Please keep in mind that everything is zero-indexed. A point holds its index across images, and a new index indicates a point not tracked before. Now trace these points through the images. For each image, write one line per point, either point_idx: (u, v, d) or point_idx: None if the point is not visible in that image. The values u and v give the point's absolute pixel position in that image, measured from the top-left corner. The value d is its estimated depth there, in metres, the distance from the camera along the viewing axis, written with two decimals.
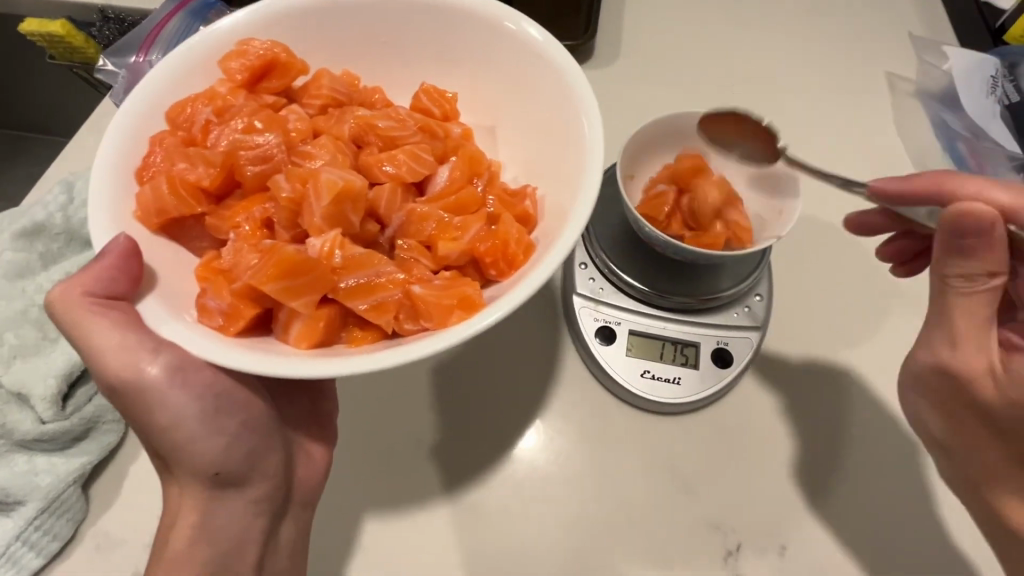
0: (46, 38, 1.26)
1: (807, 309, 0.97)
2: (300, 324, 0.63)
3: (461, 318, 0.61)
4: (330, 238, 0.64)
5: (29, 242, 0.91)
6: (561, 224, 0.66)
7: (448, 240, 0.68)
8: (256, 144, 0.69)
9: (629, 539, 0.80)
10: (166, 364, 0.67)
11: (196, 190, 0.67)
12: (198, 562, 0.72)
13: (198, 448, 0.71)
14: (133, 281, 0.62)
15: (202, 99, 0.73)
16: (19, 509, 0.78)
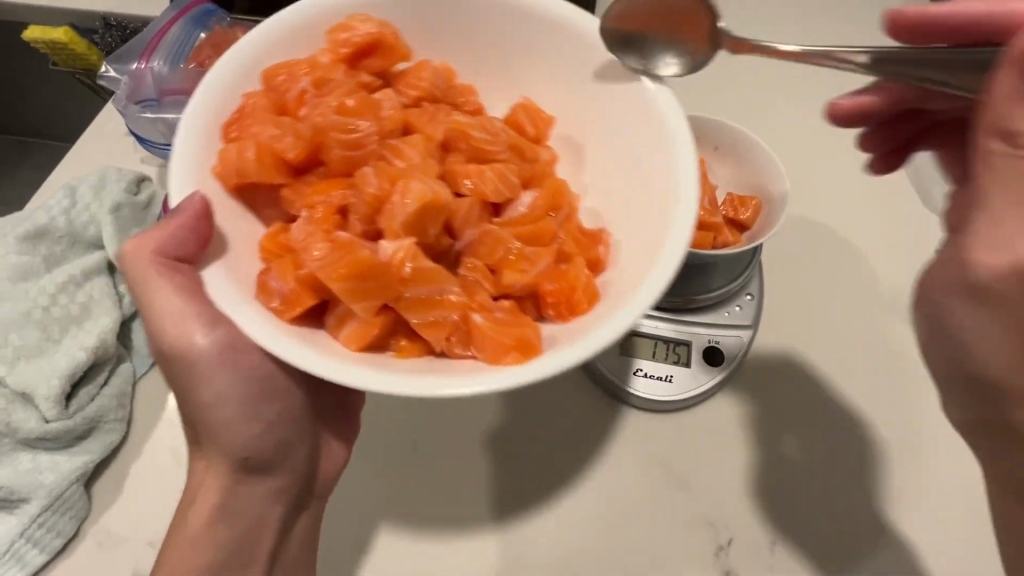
0: (48, 46, 1.27)
1: (799, 309, 0.98)
2: (354, 325, 0.62)
3: (515, 361, 0.60)
4: (404, 246, 0.62)
5: (33, 245, 0.93)
6: (637, 281, 0.63)
7: (515, 272, 0.67)
8: (353, 128, 0.67)
9: (622, 535, 0.82)
10: (219, 341, 0.71)
11: (279, 160, 0.66)
12: (215, 544, 0.75)
13: (234, 430, 0.75)
14: (201, 243, 0.63)
15: (305, 67, 0.72)
16: (23, 506, 0.79)
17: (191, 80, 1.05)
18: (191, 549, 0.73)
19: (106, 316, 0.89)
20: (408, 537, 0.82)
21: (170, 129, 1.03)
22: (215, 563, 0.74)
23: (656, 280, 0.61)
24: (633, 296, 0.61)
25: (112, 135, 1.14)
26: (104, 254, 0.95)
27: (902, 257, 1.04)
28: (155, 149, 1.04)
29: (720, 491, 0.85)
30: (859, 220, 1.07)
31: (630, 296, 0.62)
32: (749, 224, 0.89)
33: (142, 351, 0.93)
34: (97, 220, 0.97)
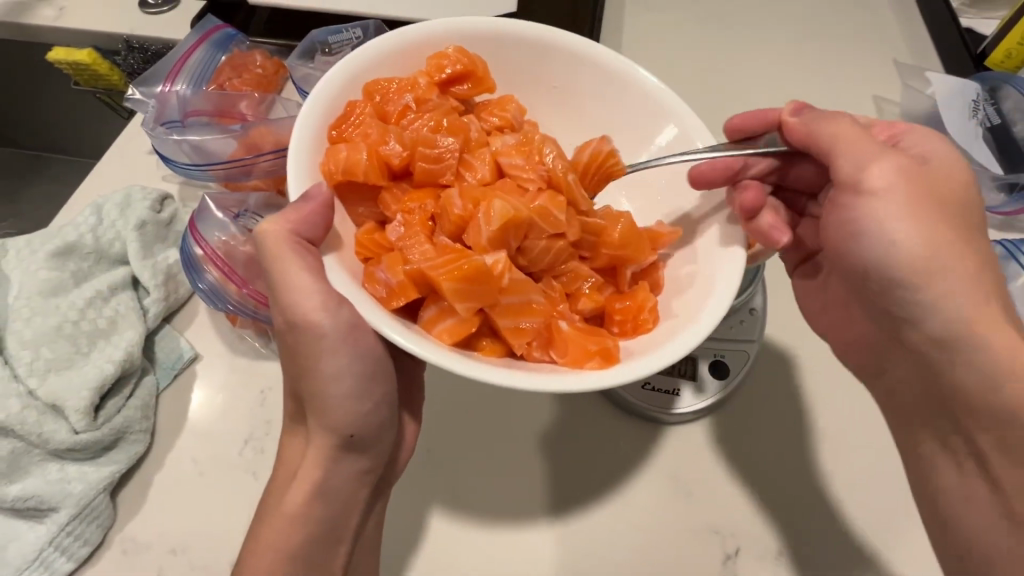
0: (72, 66, 1.35)
1: (797, 323, 1.02)
2: (451, 322, 0.67)
3: (598, 366, 0.66)
4: (503, 258, 0.68)
5: (62, 261, 0.96)
6: (705, 299, 0.70)
7: (589, 297, 0.76)
8: (449, 146, 0.75)
9: (632, 543, 0.84)
10: (344, 321, 0.72)
11: (383, 165, 0.73)
12: (311, 521, 0.76)
13: (344, 408, 0.76)
14: (324, 228, 0.70)
15: (405, 86, 0.79)
16: (52, 515, 0.82)
17: (213, 102, 1.10)
18: (280, 527, 0.75)
19: (131, 330, 0.93)
20: (423, 544, 0.84)
21: (195, 149, 1.04)
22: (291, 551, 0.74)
23: (726, 293, 0.69)
24: (696, 321, 0.68)
25: (133, 155, 1.18)
26: (129, 270, 0.99)
27: None
28: (178, 168, 1.04)
29: (727, 499, 0.87)
30: None
31: (703, 306, 0.69)
32: (750, 243, 0.85)
33: (165, 364, 0.96)
34: (122, 238, 1.00)
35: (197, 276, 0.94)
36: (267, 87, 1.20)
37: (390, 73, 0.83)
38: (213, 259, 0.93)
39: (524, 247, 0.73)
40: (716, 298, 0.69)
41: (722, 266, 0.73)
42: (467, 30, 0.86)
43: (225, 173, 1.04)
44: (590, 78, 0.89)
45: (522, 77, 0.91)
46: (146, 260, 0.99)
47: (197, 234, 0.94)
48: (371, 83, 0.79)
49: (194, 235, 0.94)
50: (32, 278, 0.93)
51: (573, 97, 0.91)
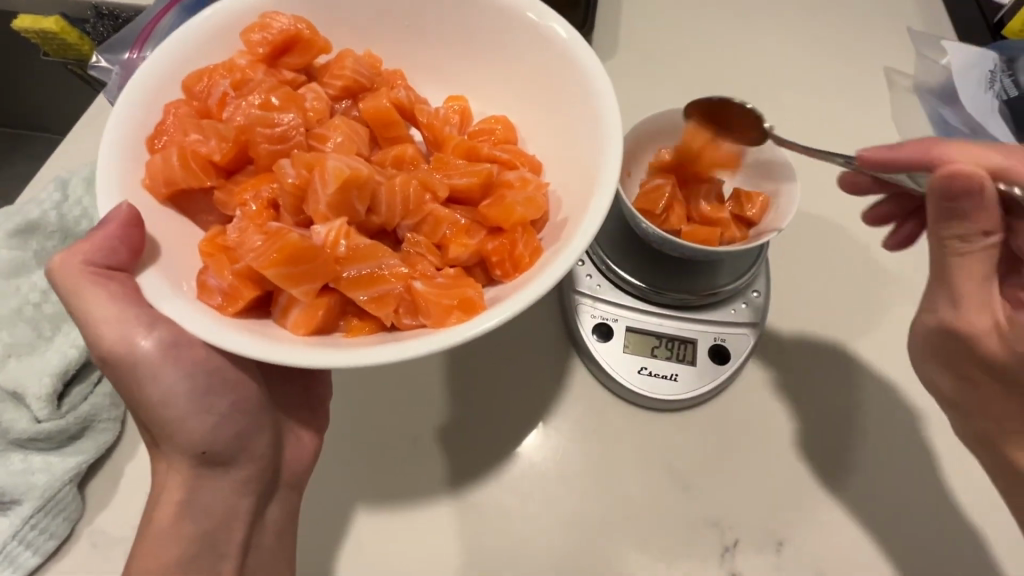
0: (39, 35, 1.24)
1: (805, 303, 0.95)
2: (298, 310, 0.61)
3: (460, 320, 0.59)
4: (335, 228, 0.63)
5: (24, 240, 0.90)
6: (570, 233, 0.63)
7: (457, 243, 0.68)
8: (277, 123, 0.68)
9: (625, 535, 0.80)
10: (158, 341, 0.67)
11: (206, 164, 0.66)
12: (185, 541, 0.71)
13: (186, 424, 0.71)
14: (134, 252, 0.63)
15: (220, 70, 0.72)
16: (14, 508, 0.78)
17: None
18: (161, 545, 0.70)
19: None
20: (402, 538, 0.80)
21: None
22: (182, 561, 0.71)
23: (595, 217, 0.62)
24: (570, 242, 0.62)
25: (103, 127, 1.11)
26: None
27: (912, 246, 1.00)
28: None
29: (727, 489, 0.83)
30: (865, 213, 1.03)
31: (568, 240, 0.62)
32: (756, 220, 0.85)
33: None
34: (88, 215, 0.94)
35: None
36: None
37: (211, 60, 0.76)
38: None
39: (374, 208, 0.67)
40: (577, 235, 0.62)
41: (588, 204, 0.65)
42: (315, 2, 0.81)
43: None
44: (472, 36, 0.83)
45: (409, 58, 0.86)
46: None
47: None
48: (185, 77, 0.73)
49: None
50: None
51: (460, 61, 0.85)
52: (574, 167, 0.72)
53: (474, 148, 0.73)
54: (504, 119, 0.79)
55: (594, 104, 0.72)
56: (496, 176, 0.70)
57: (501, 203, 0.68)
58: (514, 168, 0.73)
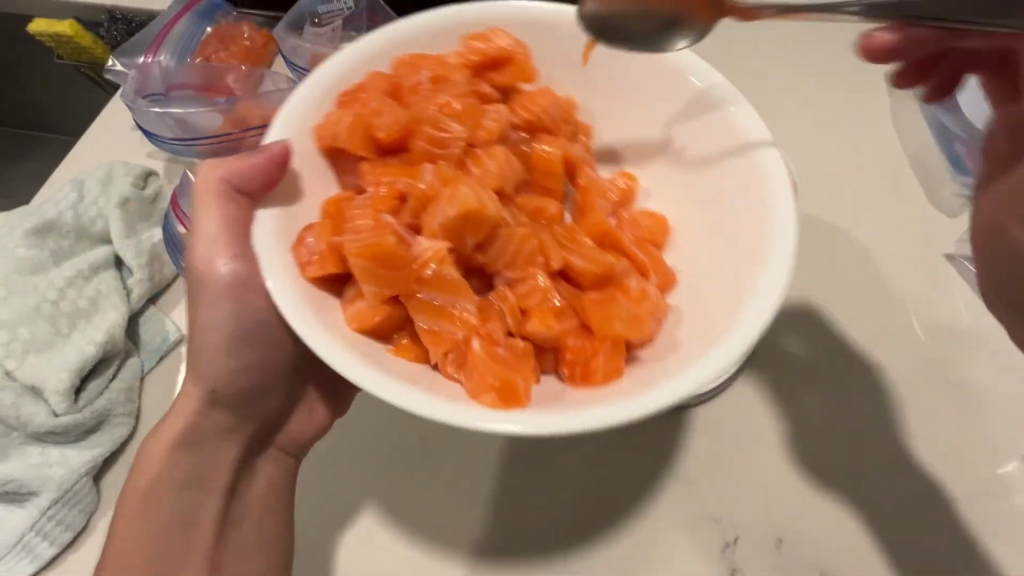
0: (53, 38, 1.28)
1: (804, 305, 0.97)
2: (362, 305, 0.62)
3: (493, 403, 0.58)
4: (437, 252, 0.62)
5: (41, 239, 0.93)
6: (665, 377, 0.60)
7: (542, 319, 0.64)
8: (445, 129, 0.69)
9: (627, 531, 0.82)
10: (236, 275, 0.73)
11: (368, 135, 0.68)
12: (175, 470, 0.77)
13: (212, 360, 0.76)
14: (265, 185, 0.67)
15: (431, 62, 0.76)
16: (33, 499, 0.80)
17: (200, 75, 1.06)
18: (156, 459, 0.77)
19: (113, 310, 0.90)
20: (409, 532, 0.81)
21: (179, 124, 1.00)
22: (169, 480, 0.76)
23: (704, 371, 0.59)
24: (664, 386, 0.58)
25: (116, 130, 1.13)
26: (112, 248, 0.95)
27: (911, 250, 1.02)
28: (167, 145, 1.00)
29: (728, 487, 0.84)
30: (865, 217, 1.05)
31: (667, 381, 0.59)
32: None
33: (150, 346, 0.92)
34: (104, 215, 0.96)
35: (179, 254, 0.94)
36: (255, 59, 1.16)
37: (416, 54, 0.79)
38: None
39: (484, 246, 0.66)
40: (679, 378, 0.59)
41: (716, 340, 0.61)
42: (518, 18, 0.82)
43: (211, 149, 1.00)
44: (647, 73, 0.82)
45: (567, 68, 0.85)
46: (128, 239, 0.95)
47: (178, 211, 0.93)
48: (399, 57, 0.77)
49: (178, 212, 0.93)
50: (11, 255, 0.91)
51: (626, 92, 0.84)
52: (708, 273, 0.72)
53: (611, 234, 0.72)
54: (664, 219, 0.78)
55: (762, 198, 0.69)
56: (618, 274, 0.68)
57: (608, 306, 0.66)
58: (647, 276, 0.72)
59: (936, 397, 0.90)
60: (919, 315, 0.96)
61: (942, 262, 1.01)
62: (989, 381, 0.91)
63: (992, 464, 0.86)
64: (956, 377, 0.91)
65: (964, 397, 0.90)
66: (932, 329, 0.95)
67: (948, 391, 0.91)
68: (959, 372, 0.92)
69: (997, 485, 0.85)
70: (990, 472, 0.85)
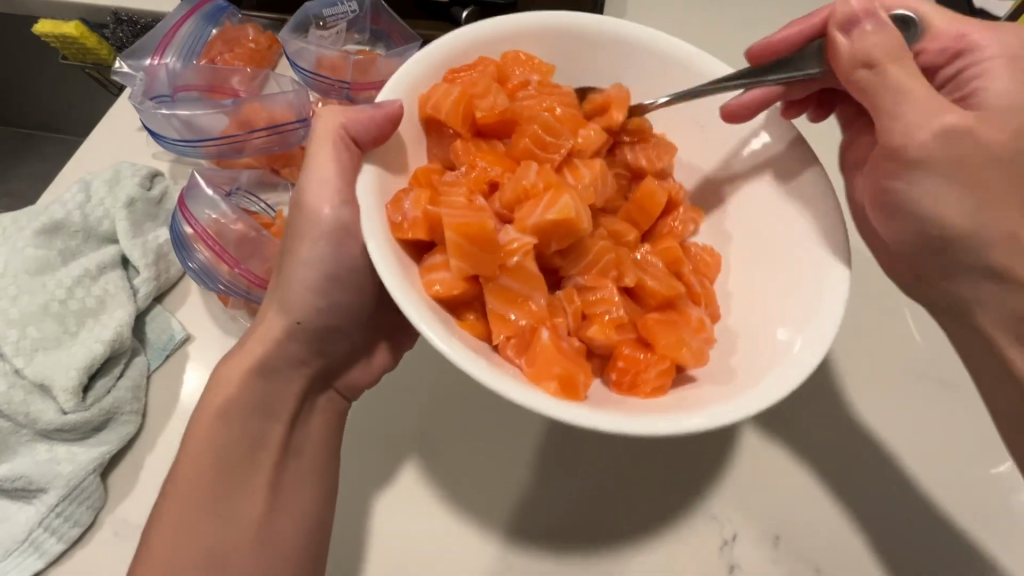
0: (59, 40, 1.28)
1: None
2: (443, 274, 0.63)
3: (553, 390, 0.59)
4: (526, 244, 0.63)
5: (49, 239, 0.94)
6: (727, 395, 0.61)
7: (603, 327, 0.66)
8: (553, 131, 0.71)
9: (629, 528, 0.83)
10: (342, 220, 0.74)
11: (468, 113, 0.70)
12: (246, 396, 0.76)
13: (303, 292, 0.78)
14: (375, 140, 0.68)
15: (538, 66, 0.77)
16: (41, 496, 0.81)
17: (204, 77, 1.07)
18: (229, 387, 0.76)
19: (121, 310, 0.91)
20: (413, 529, 0.82)
21: (186, 125, 1.00)
22: (247, 404, 0.76)
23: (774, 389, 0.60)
24: (722, 404, 0.59)
25: (121, 130, 1.14)
26: (118, 248, 0.96)
27: None
28: (173, 146, 0.99)
29: (728, 486, 0.86)
30: None
31: (729, 398, 0.60)
32: None
33: (157, 344, 0.93)
34: (111, 215, 0.97)
35: (187, 255, 0.93)
36: (260, 62, 1.18)
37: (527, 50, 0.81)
38: (204, 238, 0.92)
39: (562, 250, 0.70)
40: (746, 397, 0.59)
41: (777, 370, 0.62)
42: (616, 42, 0.82)
43: (217, 150, 1.01)
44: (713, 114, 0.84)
45: (654, 78, 0.83)
46: (136, 239, 0.96)
47: (187, 212, 0.94)
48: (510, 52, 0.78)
49: (185, 213, 0.93)
50: (19, 255, 0.92)
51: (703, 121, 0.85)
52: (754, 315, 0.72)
53: (677, 261, 0.73)
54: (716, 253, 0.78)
55: (812, 242, 0.71)
56: (680, 301, 0.70)
57: (675, 332, 0.66)
58: (698, 305, 0.72)
59: (930, 398, 0.91)
60: (915, 315, 0.98)
61: None
62: None
63: (986, 463, 0.87)
64: (950, 377, 0.93)
65: (959, 397, 0.91)
66: (927, 329, 0.97)
67: (943, 392, 0.92)
68: (954, 371, 0.93)
69: (991, 484, 0.86)
70: (984, 471, 0.87)
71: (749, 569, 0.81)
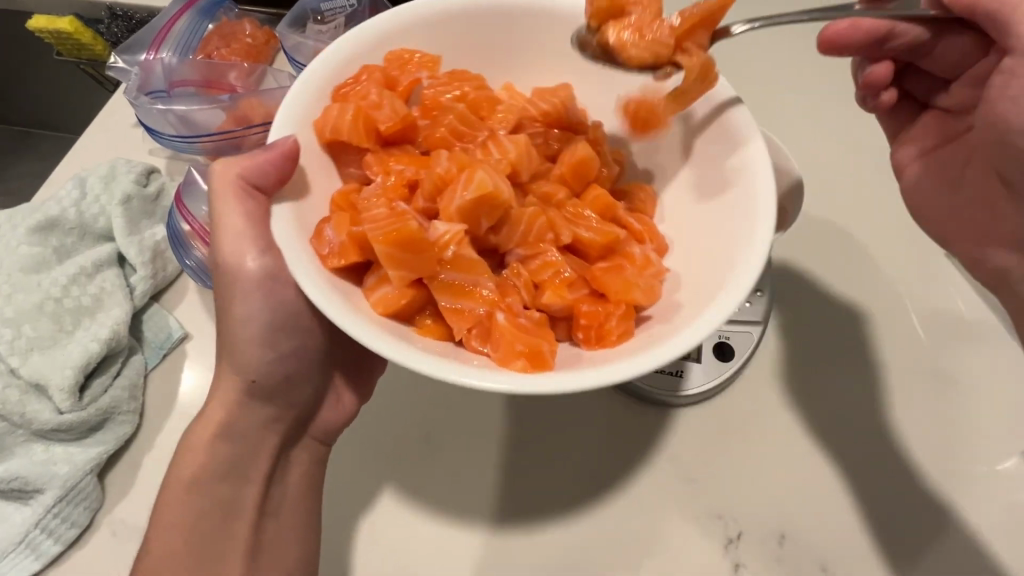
0: (53, 35, 1.26)
1: (806, 302, 0.97)
2: (387, 290, 0.62)
3: (522, 368, 0.58)
4: (455, 232, 0.63)
5: (44, 236, 0.93)
6: (690, 314, 0.61)
7: (555, 291, 0.66)
8: (471, 129, 0.73)
9: (632, 524, 0.82)
10: (265, 270, 0.74)
11: (371, 128, 0.69)
12: (215, 461, 0.77)
13: (250, 351, 0.77)
14: (279, 181, 0.66)
15: (423, 63, 0.75)
16: (38, 497, 0.80)
17: (201, 72, 1.06)
18: (197, 456, 0.77)
19: (117, 308, 0.89)
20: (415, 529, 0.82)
21: (181, 120, 0.99)
22: (213, 471, 0.77)
23: (733, 293, 0.59)
24: (684, 328, 0.59)
25: (117, 127, 1.13)
26: (114, 246, 0.95)
27: (911, 245, 1.02)
28: (168, 142, 0.99)
29: (733, 484, 0.85)
30: (864, 213, 1.05)
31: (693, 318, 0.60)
32: None
33: (154, 343, 0.92)
34: (106, 212, 0.96)
35: (184, 252, 0.93)
36: (256, 57, 1.16)
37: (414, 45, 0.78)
38: (200, 235, 0.92)
39: (494, 227, 0.68)
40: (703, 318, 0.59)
41: (720, 287, 0.61)
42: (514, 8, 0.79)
43: (214, 146, 1.00)
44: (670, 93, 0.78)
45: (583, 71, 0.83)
46: (132, 237, 0.95)
47: (183, 209, 0.93)
48: (394, 51, 0.76)
49: (181, 210, 0.93)
50: (13, 253, 0.91)
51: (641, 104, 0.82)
52: (696, 253, 0.70)
53: (612, 209, 0.72)
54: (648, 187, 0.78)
55: (731, 142, 0.70)
56: (622, 244, 0.70)
57: (620, 276, 0.67)
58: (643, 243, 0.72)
59: (936, 394, 0.91)
60: (919, 311, 0.97)
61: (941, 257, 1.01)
62: (988, 378, 0.92)
63: (992, 460, 0.86)
64: (955, 373, 0.92)
65: (964, 393, 0.91)
66: (932, 325, 0.96)
67: (949, 387, 0.91)
68: (958, 368, 0.92)
69: (999, 480, 0.85)
70: (991, 467, 0.86)
71: (754, 568, 0.81)
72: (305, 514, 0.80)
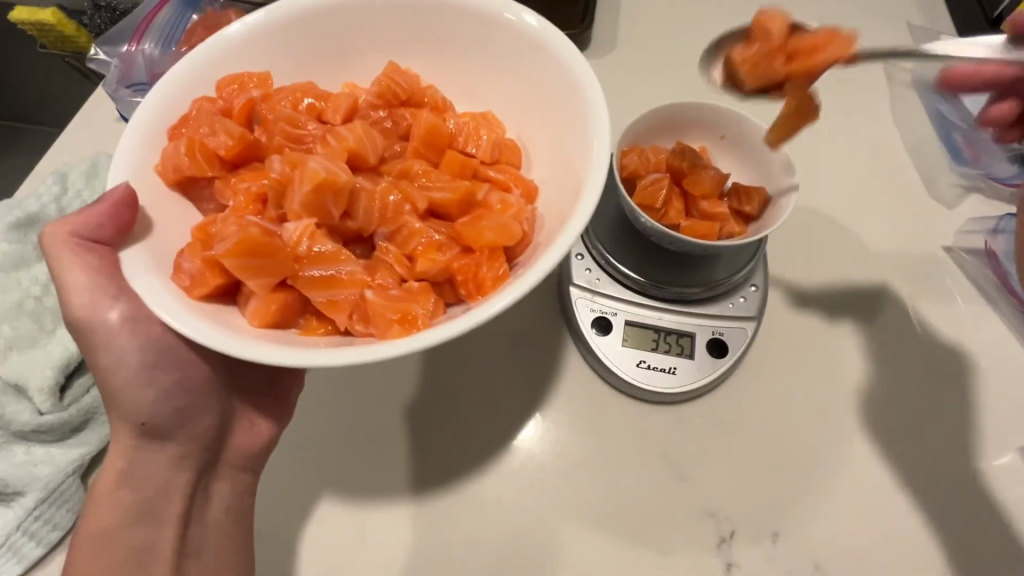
0: (35, 27, 1.23)
1: (802, 298, 0.96)
2: (255, 303, 0.61)
3: (399, 335, 0.57)
4: (307, 229, 0.62)
5: (23, 233, 0.91)
6: (551, 241, 0.60)
7: (426, 256, 0.63)
8: (301, 126, 0.70)
9: (622, 523, 0.81)
10: (128, 314, 0.71)
11: (211, 156, 0.67)
12: (123, 509, 0.75)
13: (132, 396, 0.74)
14: (121, 230, 0.64)
15: (254, 81, 0.73)
16: (18, 499, 0.78)
17: None
18: (106, 508, 0.74)
19: None
20: (401, 529, 0.80)
21: None
22: (124, 518, 0.75)
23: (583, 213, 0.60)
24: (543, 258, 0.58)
25: (99, 121, 1.10)
26: None
27: (908, 241, 1.01)
28: None
29: (726, 482, 0.84)
30: (862, 209, 1.03)
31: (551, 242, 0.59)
32: (755, 216, 0.83)
33: None
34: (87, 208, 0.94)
35: None
36: None
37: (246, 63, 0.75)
38: None
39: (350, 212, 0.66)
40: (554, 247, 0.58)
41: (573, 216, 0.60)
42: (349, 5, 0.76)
43: None
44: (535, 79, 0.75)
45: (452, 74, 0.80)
46: None
47: None
48: (224, 78, 0.73)
49: None
50: None
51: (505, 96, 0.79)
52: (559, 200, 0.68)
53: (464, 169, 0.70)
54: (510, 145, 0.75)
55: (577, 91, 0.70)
56: (479, 195, 0.68)
57: (476, 224, 0.64)
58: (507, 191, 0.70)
59: (933, 392, 0.89)
60: (917, 307, 0.95)
61: (940, 254, 1.00)
62: (985, 374, 0.91)
63: (987, 457, 0.86)
64: (954, 371, 0.91)
65: (962, 390, 0.90)
66: (930, 322, 0.94)
67: (946, 384, 0.90)
68: (956, 365, 0.91)
69: (993, 477, 0.84)
70: (985, 464, 0.85)
71: (747, 567, 0.79)
72: (238, 531, 0.79)
